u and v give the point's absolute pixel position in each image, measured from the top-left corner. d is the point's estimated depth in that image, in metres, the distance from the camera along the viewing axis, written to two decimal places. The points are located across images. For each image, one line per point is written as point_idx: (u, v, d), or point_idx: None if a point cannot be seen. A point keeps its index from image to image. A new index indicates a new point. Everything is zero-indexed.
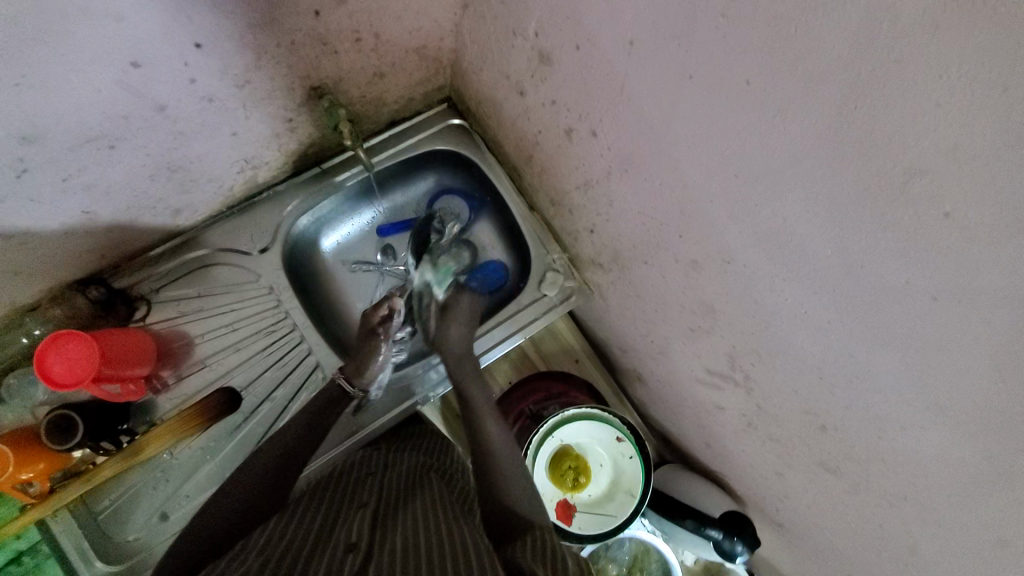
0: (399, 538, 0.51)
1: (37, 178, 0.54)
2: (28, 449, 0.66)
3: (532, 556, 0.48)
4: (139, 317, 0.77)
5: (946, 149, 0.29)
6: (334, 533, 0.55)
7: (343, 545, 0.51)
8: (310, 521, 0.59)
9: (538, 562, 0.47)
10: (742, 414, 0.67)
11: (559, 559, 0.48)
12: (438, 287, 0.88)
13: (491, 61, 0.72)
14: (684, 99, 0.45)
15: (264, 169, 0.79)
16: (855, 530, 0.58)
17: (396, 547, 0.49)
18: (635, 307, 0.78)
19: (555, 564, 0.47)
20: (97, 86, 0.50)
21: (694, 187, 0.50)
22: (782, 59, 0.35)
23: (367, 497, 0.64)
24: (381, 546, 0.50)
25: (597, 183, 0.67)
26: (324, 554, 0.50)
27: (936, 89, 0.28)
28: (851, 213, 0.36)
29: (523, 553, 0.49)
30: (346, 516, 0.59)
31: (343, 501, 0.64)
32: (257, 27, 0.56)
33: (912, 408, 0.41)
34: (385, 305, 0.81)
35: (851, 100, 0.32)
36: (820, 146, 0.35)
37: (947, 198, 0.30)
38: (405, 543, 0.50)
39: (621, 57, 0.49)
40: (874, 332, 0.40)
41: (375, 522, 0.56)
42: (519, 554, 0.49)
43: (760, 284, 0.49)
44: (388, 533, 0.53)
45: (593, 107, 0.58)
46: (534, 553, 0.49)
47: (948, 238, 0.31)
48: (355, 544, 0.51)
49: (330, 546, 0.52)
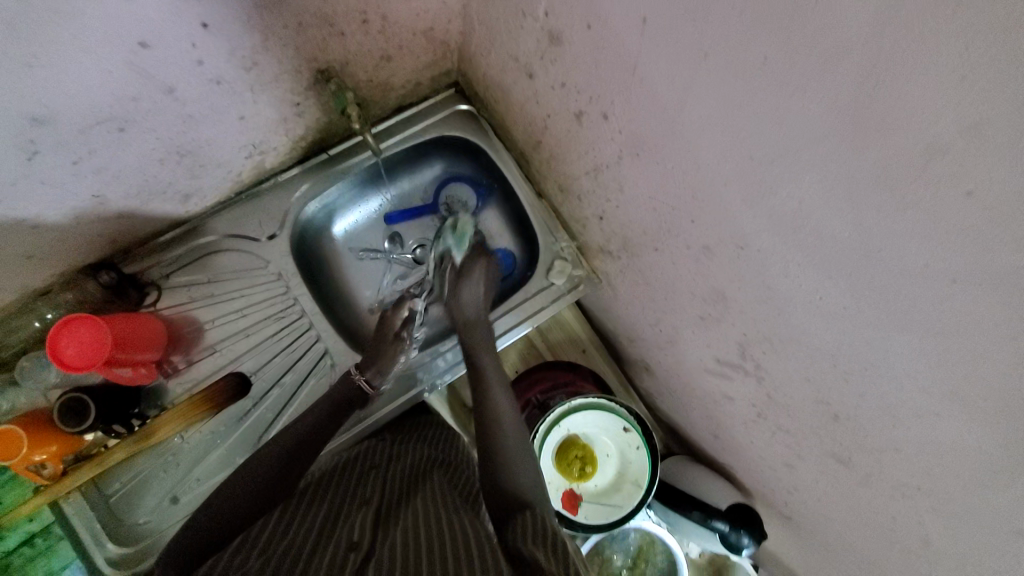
0: (399, 536, 0.51)
1: (48, 161, 0.54)
2: (40, 431, 0.67)
3: (530, 540, 0.46)
4: (150, 302, 0.78)
5: (970, 125, 0.28)
6: (336, 530, 0.56)
7: (344, 544, 0.52)
8: (313, 518, 0.59)
9: (536, 545, 0.46)
10: (752, 404, 0.66)
11: (558, 542, 0.46)
12: (458, 249, 0.86)
13: (500, 43, 0.70)
14: (697, 78, 0.44)
15: (273, 155, 0.79)
16: (866, 522, 0.57)
17: (396, 544, 0.49)
18: (644, 296, 0.78)
19: (552, 546, 0.46)
20: (106, 67, 0.50)
21: (706, 170, 0.49)
22: (801, 33, 0.34)
23: (370, 493, 0.64)
24: (382, 543, 0.51)
25: (606, 168, 0.66)
26: (326, 553, 0.51)
27: (960, 62, 0.27)
28: (869, 194, 0.35)
29: (521, 539, 0.47)
30: (349, 512, 0.60)
31: (346, 496, 0.65)
32: (264, 7, 0.55)
33: (927, 395, 0.40)
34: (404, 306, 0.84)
35: (871, 75, 0.31)
36: (838, 123, 0.34)
37: (970, 175, 0.29)
38: (405, 540, 0.50)
39: (633, 35, 0.48)
40: (890, 317, 0.39)
41: (377, 519, 0.57)
42: (517, 541, 0.47)
43: (773, 269, 0.48)
44: (389, 531, 0.53)
45: (603, 89, 0.57)
46: (533, 536, 0.47)
47: (969, 218, 0.30)
48: (356, 543, 0.52)
49: (332, 544, 0.52)
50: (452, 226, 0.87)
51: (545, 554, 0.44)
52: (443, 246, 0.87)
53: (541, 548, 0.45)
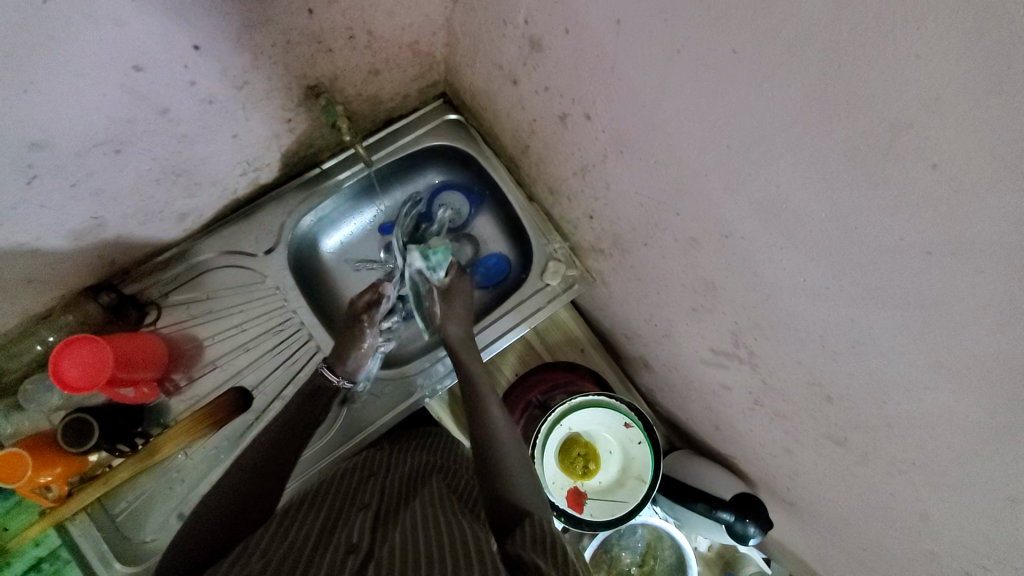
0: (399, 537, 0.52)
1: (46, 184, 0.56)
2: (45, 452, 0.68)
3: (535, 551, 0.49)
4: (150, 321, 0.79)
5: (929, 100, 0.29)
6: (335, 533, 0.56)
7: (344, 546, 0.52)
8: (312, 522, 0.60)
9: (540, 555, 0.48)
10: (748, 392, 0.68)
11: (559, 551, 0.49)
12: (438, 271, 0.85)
13: (484, 53, 0.72)
14: (673, 73, 0.45)
15: (266, 171, 0.81)
16: (865, 502, 0.59)
17: (395, 545, 0.50)
18: (637, 292, 0.79)
19: (557, 557, 0.48)
20: (102, 91, 0.51)
21: (688, 164, 0.51)
22: (766, 24, 0.35)
23: (369, 498, 0.65)
24: (381, 545, 0.51)
25: (593, 168, 0.68)
26: (326, 556, 0.51)
27: (915, 42, 0.28)
28: (843, 175, 0.36)
29: (526, 547, 0.50)
30: (348, 517, 0.61)
31: (345, 501, 0.65)
32: (254, 28, 0.57)
33: (912, 367, 0.41)
34: (373, 291, 0.84)
35: (834, 61, 0.32)
36: (807, 108, 0.36)
37: (935, 149, 0.30)
38: (405, 542, 0.50)
39: (610, 38, 0.50)
40: (872, 293, 0.40)
41: (376, 522, 0.57)
42: (523, 549, 0.50)
43: (758, 255, 0.49)
44: (389, 533, 0.54)
45: (585, 91, 0.59)
46: (537, 544, 0.50)
47: (936, 191, 0.32)
48: (356, 545, 0.52)
49: (332, 547, 0.53)
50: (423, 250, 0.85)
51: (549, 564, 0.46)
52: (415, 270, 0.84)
53: (543, 555, 0.48)
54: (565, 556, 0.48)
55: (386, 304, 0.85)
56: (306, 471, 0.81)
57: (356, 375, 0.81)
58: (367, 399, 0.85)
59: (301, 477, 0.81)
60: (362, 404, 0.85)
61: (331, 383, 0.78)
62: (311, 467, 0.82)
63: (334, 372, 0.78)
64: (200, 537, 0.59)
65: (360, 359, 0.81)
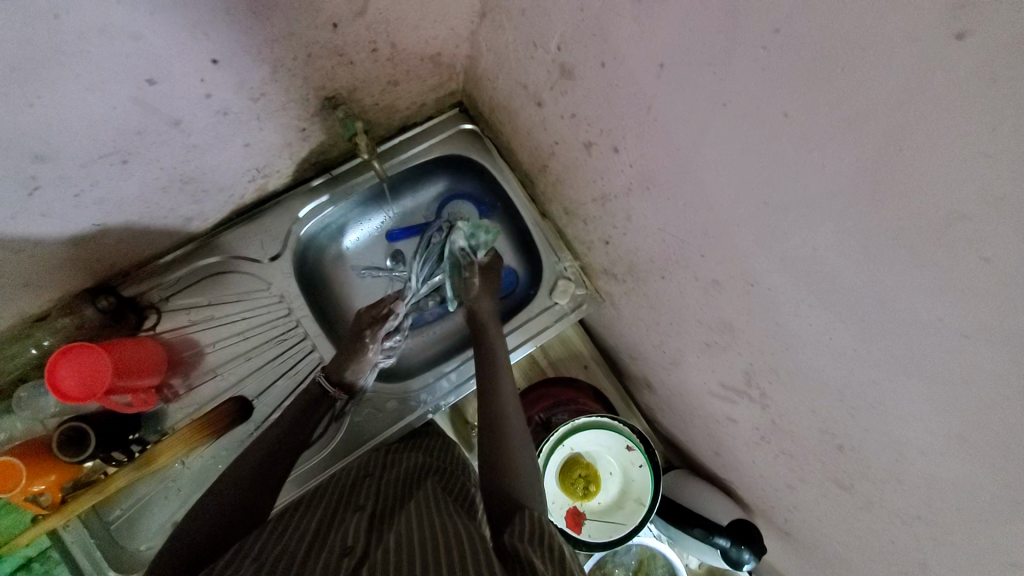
0: (394, 538, 0.51)
1: (48, 195, 0.53)
2: (39, 460, 0.66)
3: (529, 544, 0.47)
4: (149, 326, 0.76)
5: (992, 198, 0.28)
6: (330, 533, 0.56)
7: (338, 548, 0.52)
8: (307, 524, 0.60)
9: (533, 548, 0.47)
10: (755, 428, 0.68)
11: (551, 547, 0.48)
12: (484, 249, 0.85)
13: (509, 70, 0.70)
14: (716, 124, 0.44)
15: (275, 176, 0.78)
16: (864, 545, 0.59)
17: (389, 546, 0.50)
18: (648, 318, 0.78)
19: (549, 551, 0.47)
20: (112, 104, 0.48)
21: (719, 211, 0.50)
22: (825, 95, 0.34)
23: (363, 500, 0.65)
24: (376, 545, 0.51)
25: (615, 197, 0.67)
26: (321, 557, 0.51)
27: (986, 141, 0.27)
28: (885, 253, 0.36)
29: (518, 540, 0.49)
30: (343, 518, 0.61)
31: (340, 504, 0.66)
32: (275, 41, 0.54)
33: (933, 436, 0.41)
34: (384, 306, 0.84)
35: (894, 144, 0.31)
36: (856, 183, 0.35)
37: (989, 245, 0.29)
38: (400, 544, 0.50)
39: (649, 79, 0.49)
40: (900, 364, 0.40)
41: (371, 523, 0.58)
42: (516, 543, 0.48)
43: (784, 308, 0.49)
44: (383, 534, 0.54)
45: (616, 124, 0.57)
46: (529, 538, 0.49)
47: (985, 283, 0.31)
48: (350, 547, 0.52)
49: (326, 550, 0.52)
50: (464, 227, 0.84)
51: (543, 562, 0.45)
52: (458, 245, 0.84)
53: (539, 552, 0.47)
54: (558, 551, 0.47)
55: (392, 321, 0.84)
56: (303, 483, 0.81)
57: (353, 384, 0.80)
58: (369, 413, 0.85)
59: (299, 488, 0.81)
60: (364, 417, 0.84)
61: (328, 392, 0.78)
62: (308, 480, 0.81)
63: (330, 381, 0.78)
64: (196, 530, 0.58)
65: (362, 368, 0.80)
